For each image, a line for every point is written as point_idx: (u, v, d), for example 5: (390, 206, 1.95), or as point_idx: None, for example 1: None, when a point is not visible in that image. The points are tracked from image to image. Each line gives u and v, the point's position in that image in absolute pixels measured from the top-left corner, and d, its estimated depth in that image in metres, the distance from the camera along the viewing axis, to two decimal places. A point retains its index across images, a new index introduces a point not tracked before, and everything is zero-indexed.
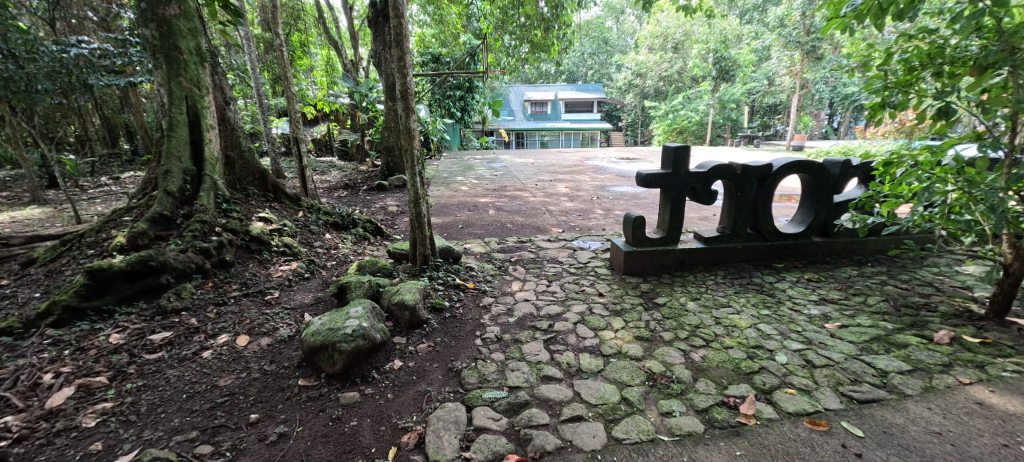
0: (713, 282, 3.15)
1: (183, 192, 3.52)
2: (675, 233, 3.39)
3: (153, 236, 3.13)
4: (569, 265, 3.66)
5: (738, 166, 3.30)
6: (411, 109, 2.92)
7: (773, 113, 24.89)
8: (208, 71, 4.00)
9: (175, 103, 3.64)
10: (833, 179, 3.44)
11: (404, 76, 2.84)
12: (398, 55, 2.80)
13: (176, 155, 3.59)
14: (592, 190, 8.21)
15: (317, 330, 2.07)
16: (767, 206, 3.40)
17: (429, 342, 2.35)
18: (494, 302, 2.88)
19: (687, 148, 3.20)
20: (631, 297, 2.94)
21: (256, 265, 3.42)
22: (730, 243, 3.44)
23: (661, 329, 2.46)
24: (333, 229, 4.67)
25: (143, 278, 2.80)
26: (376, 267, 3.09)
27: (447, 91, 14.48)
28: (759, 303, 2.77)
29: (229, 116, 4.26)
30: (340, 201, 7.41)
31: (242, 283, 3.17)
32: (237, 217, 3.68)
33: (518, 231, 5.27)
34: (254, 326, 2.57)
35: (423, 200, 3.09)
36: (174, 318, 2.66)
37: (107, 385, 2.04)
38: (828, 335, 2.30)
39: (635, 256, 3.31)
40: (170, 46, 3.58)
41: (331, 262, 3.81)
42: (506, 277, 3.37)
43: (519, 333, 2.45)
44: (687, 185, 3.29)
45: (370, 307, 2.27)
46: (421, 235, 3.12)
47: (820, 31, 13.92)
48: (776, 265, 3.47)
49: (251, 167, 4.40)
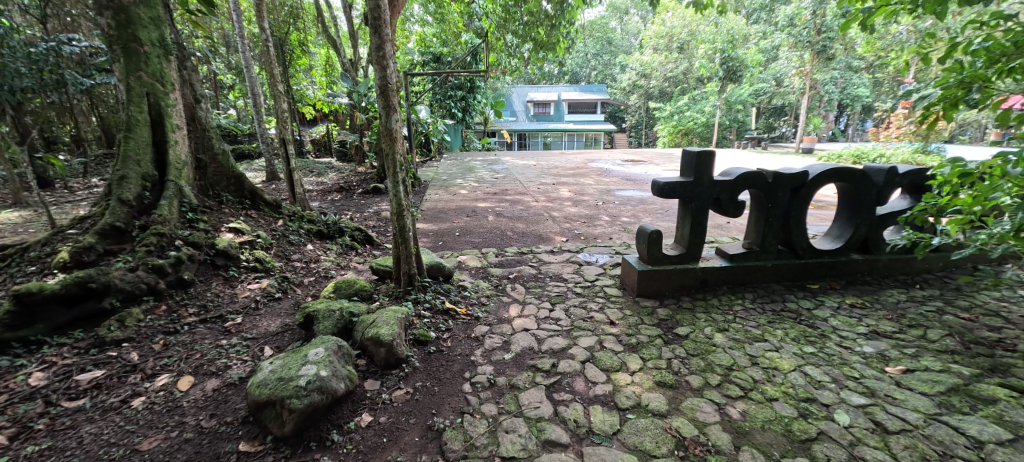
0: (742, 307, 2.73)
1: (140, 201, 3.12)
2: (696, 249, 2.98)
3: (101, 251, 2.74)
4: (574, 284, 3.24)
5: (769, 174, 2.89)
6: (392, 107, 2.51)
7: (779, 116, 24.37)
8: (175, 65, 3.62)
9: (135, 101, 3.26)
10: (875, 189, 3.03)
11: (384, 69, 2.43)
12: (375, 43, 2.41)
13: (134, 159, 3.20)
14: (598, 194, 7.79)
15: (263, 381, 1.66)
16: (800, 218, 2.99)
17: (407, 387, 1.95)
18: (488, 332, 2.48)
19: (711, 153, 2.79)
20: (647, 328, 2.51)
21: (220, 283, 3.03)
22: (758, 261, 3.03)
23: (687, 371, 2.05)
24: (316, 239, 4.28)
25: (81, 303, 2.41)
26: (354, 289, 2.69)
27: (448, 91, 14.18)
28: (800, 336, 2.35)
29: (200, 115, 3.87)
30: (332, 206, 7.01)
31: (201, 306, 2.77)
32: (202, 229, 3.28)
33: (518, 240, 4.86)
34: (202, 364, 2.17)
35: (408, 212, 2.69)
36: (112, 351, 2.26)
37: (4, 447, 1.64)
38: (894, 385, 1.89)
39: (649, 276, 2.91)
40: (128, 36, 3.20)
41: (309, 278, 3.42)
42: (503, 299, 2.97)
43: (516, 376, 2.04)
44: (711, 195, 2.87)
45: (334, 347, 1.86)
46: (404, 252, 2.72)
47: (832, 30, 13.49)
48: (811, 287, 3.04)
49: (225, 171, 4.00)
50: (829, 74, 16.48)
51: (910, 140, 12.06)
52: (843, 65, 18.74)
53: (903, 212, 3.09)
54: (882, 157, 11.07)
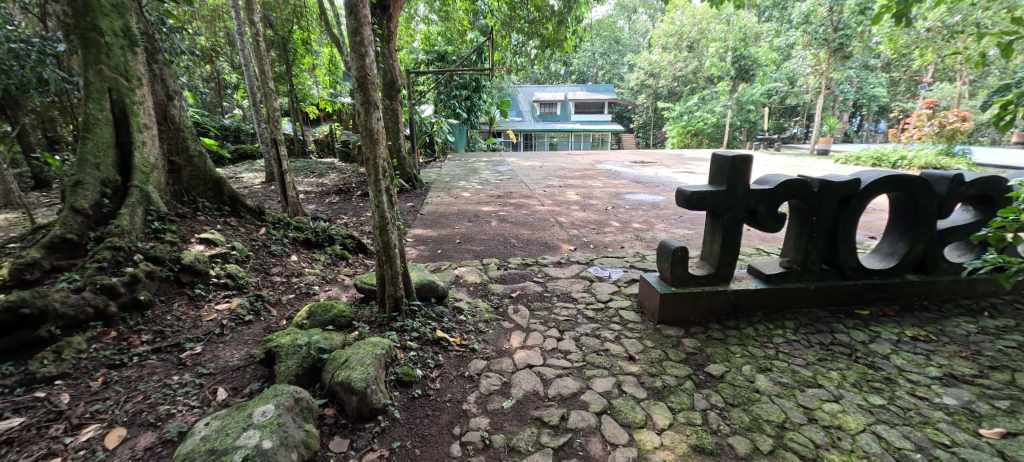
0: (784, 340, 2.32)
1: (98, 210, 2.78)
2: (727, 269, 2.58)
3: (47, 267, 2.39)
4: (584, 306, 2.85)
5: (814, 183, 2.48)
6: (372, 102, 2.11)
7: (791, 116, 23.77)
8: (143, 58, 3.27)
9: (94, 98, 2.91)
10: (937, 201, 2.61)
11: (362, 58, 2.04)
12: (351, 27, 2.00)
13: (92, 163, 2.86)
14: (606, 198, 7.39)
15: (188, 452, 1.28)
16: (849, 233, 2.58)
17: (383, 449, 1.57)
18: (485, 369, 2.10)
19: (747, 158, 2.39)
20: (673, 365, 2.11)
21: (184, 303, 2.68)
22: (799, 283, 2.62)
23: (728, 430, 1.66)
24: (302, 249, 3.93)
25: (12, 332, 2.04)
26: (330, 316, 2.31)
27: (453, 91, 13.87)
28: (861, 381, 1.95)
29: (172, 114, 3.52)
30: (328, 209, 6.66)
31: (156, 332, 2.41)
32: (168, 241, 2.93)
33: (523, 250, 4.46)
34: (141, 411, 1.81)
35: (393, 226, 2.32)
36: (39, 392, 1.89)
37: None
38: (999, 458, 1.50)
39: (672, 299, 2.51)
40: (86, 25, 2.86)
41: (288, 296, 3.07)
42: (504, 324, 2.59)
43: (518, 433, 1.66)
44: (746, 207, 2.47)
45: (288, 403, 1.49)
46: (389, 272, 2.35)
47: (850, 27, 12.98)
48: (861, 313, 2.63)
49: (201, 175, 3.66)
50: (845, 74, 15.88)
51: (932, 142, 11.47)
52: (858, 65, 18.20)
53: (967, 228, 2.70)
54: (904, 160, 10.53)
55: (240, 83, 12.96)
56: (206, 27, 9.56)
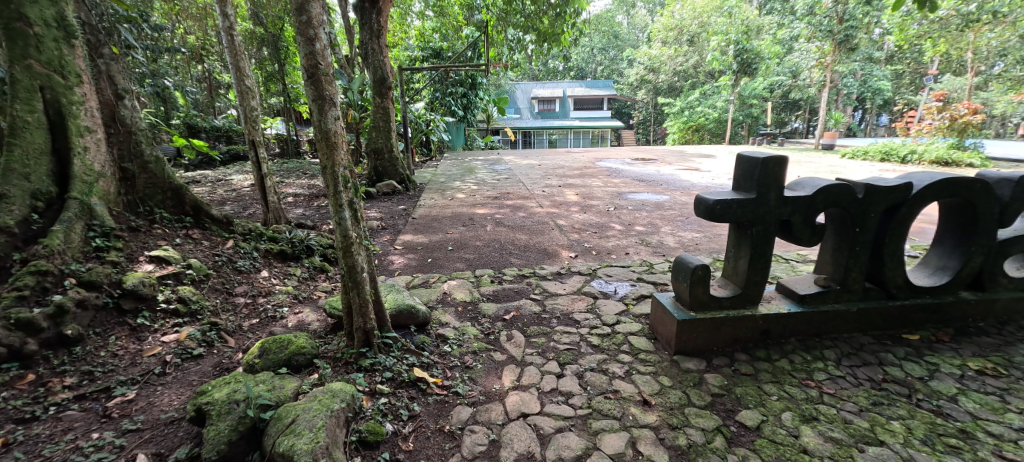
0: (827, 376, 1.96)
1: (26, 227, 2.40)
2: (754, 289, 2.22)
3: None
4: (587, 331, 2.47)
5: (857, 188, 2.10)
6: (326, 97, 1.73)
7: (793, 110, 23.36)
8: (84, 52, 2.89)
9: (24, 98, 2.55)
10: (999, 207, 2.24)
11: (310, 41, 1.66)
12: (296, 2, 1.62)
13: (19, 172, 2.48)
14: (608, 198, 7.02)
15: None
16: (896, 245, 2.21)
17: None
18: (470, 422, 1.72)
19: (780, 159, 2.02)
20: (698, 414, 1.74)
21: (124, 336, 2.30)
22: (837, 304, 2.25)
23: None
24: (275, 262, 3.57)
25: None
26: (288, 352, 1.95)
27: (449, 88, 13.52)
28: (932, 436, 1.59)
29: (122, 115, 3.14)
30: (314, 213, 6.29)
31: (84, 374, 2.02)
32: (111, 261, 2.56)
33: (519, 258, 4.09)
34: None
35: (360, 244, 1.96)
36: None
37: None
38: None
39: (692, 326, 2.13)
40: (8, 13, 2.47)
41: (250, 322, 2.70)
42: (496, 356, 2.22)
43: None
44: (779, 218, 2.10)
45: None
46: (356, 300, 1.98)
47: (856, 17, 12.49)
48: (910, 339, 2.26)
49: (159, 182, 3.30)
50: (850, 67, 15.49)
51: (942, 135, 11.05)
52: (862, 57, 17.77)
53: None
54: (914, 154, 10.16)
55: (231, 83, 12.57)
56: (192, 26, 9.22)
